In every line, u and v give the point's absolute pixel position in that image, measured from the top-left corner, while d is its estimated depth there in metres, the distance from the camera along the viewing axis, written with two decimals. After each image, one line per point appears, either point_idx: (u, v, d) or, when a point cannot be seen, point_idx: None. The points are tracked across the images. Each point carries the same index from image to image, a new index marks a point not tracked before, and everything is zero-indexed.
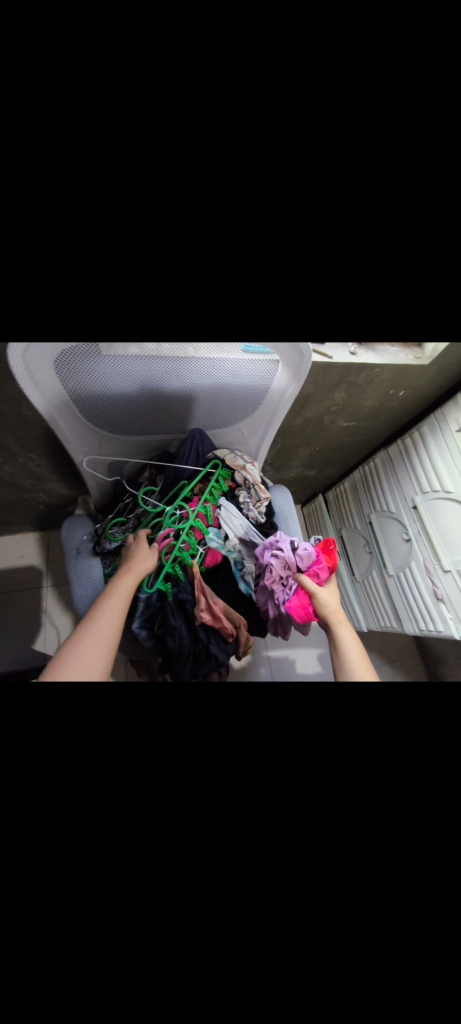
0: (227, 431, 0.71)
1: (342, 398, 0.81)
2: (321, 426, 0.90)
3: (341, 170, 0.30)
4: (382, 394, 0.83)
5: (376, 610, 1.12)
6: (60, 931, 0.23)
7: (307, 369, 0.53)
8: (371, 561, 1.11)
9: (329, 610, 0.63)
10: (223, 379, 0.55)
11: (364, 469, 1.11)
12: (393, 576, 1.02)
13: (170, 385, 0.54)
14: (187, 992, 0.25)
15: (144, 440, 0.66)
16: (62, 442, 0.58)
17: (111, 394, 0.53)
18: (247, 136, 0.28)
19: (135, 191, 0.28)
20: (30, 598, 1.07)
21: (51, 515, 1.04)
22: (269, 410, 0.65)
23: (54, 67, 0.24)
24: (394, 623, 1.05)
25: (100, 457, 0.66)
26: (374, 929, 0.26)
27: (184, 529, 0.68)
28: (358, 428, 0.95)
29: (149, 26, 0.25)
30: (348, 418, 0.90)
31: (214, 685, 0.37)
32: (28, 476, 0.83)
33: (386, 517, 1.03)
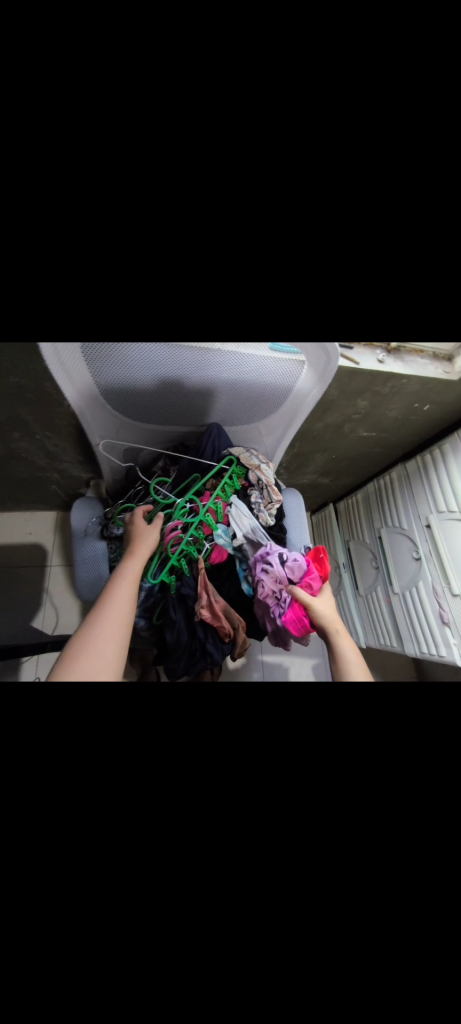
0: (244, 429, 0.71)
1: (365, 406, 0.80)
2: (342, 433, 0.89)
3: (383, 174, 0.29)
4: (408, 406, 0.81)
5: (375, 627, 1.10)
6: (38, 906, 0.25)
7: (333, 371, 0.52)
8: (377, 577, 1.09)
9: (326, 619, 0.62)
10: (247, 376, 0.55)
11: (378, 482, 1.09)
12: (398, 594, 1.00)
13: (194, 378, 0.54)
14: (159, 980, 0.25)
15: (162, 430, 0.67)
16: (82, 423, 0.59)
17: (135, 384, 0.53)
18: (300, 130, 0.27)
19: (170, 186, 0.28)
20: (34, 574, 1.08)
21: (61, 494, 1.06)
22: (291, 411, 0.64)
23: (98, 47, 0.24)
24: (394, 642, 1.03)
25: (117, 442, 0.66)
26: (342, 941, 0.26)
27: (193, 521, 0.69)
28: (377, 438, 0.93)
29: (197, 23, 0.24)
30: (368, 429, 0.89)
31: (203, 695, 0.37)
32: (43, 453, 0.84)
33: (397, 533, 1.01)
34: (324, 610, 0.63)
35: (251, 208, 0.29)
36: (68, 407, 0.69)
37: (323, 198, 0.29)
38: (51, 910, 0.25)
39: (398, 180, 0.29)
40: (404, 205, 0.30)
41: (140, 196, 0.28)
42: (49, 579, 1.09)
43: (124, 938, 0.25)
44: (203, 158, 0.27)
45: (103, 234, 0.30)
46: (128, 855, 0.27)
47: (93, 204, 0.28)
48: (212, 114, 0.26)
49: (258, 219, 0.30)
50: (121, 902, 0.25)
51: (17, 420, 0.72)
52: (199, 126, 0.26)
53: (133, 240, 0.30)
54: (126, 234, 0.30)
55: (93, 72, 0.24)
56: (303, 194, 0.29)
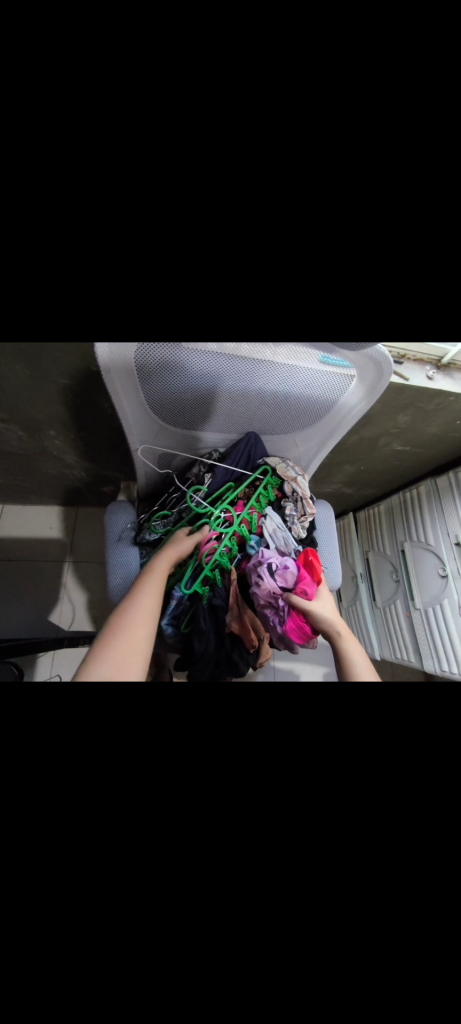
0: (280, 442, 0.68)
1: (405, 421, 0.79)
2: (375, 447, 0.88)
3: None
4: (447, 422, 0.80)
5: (392, 640, 1.10)
6: (96, 912, 0.26)
7: (383, 383, 0.52)
8: (396, 590, 1.08)
9: (324, 617, 0.64)
10: (294, 384, 0.53)
11: (403, 495, 1.07)
12: (420, 610, 1.00)
13: (240, 385, 0.52)
14: (230, 998, 0.25)
15: (198, 438, 0.64)
16: (121, 423, 0.56)
17: (180, 388, 0.52)
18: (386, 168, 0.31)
19: (251, 201, 0.29)
20: (52, 568, 1.09)
21: (83, 492, 1.06)
22: (331, 422, 0.62)
23: (201, 68, 0.25)
24: (411, 657, 1.04)
25: (154, 447, 0.63)
26: (391, 980, 0.26)
27: (227, 531, 0.67)
28: (410, 452, 0.92)
29: (293, 36, 0.25)
30: (403, 443, 0.88)
31: (252, 710, 0.37)
32: (73, 451, 0.85)
33: (422, 548, 1.00)
34: (324, 615, 0.64)
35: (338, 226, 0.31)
36: (105, 407, 0.70)
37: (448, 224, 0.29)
38: (159, 904, 0.26)
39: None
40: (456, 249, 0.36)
41: (221, 211, 0.29)
42: (66, 575, 1.09)
43: (200, 935, 0.26)
44: (286, 171, 0.28)
45: (179, 244, 0.30)
46: (198, 845, 0.29)
47: (174, 215, 0.29)
48: (342, 135, 0.27)
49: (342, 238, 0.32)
50: (215, 914, 0.27)
51: (53, 416, 0.73)
52: (287, 145, 0.27)
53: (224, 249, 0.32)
54: (202, 245, 0.30)
55: (194, 91, 0.25)
56: (378, 209, 0.29)
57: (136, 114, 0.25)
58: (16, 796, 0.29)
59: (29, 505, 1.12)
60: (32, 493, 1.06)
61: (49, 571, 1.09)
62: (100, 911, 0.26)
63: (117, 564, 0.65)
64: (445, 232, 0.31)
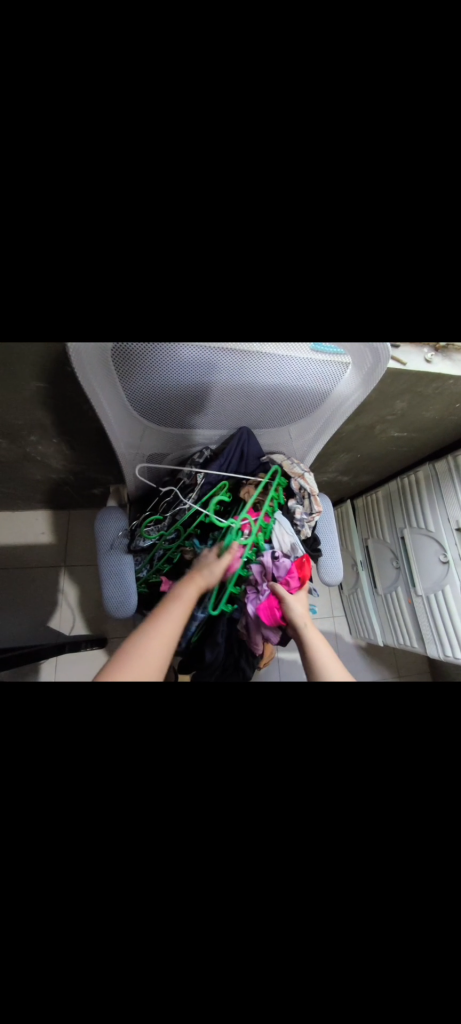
0: (273, 436, 0.66)
1: (402, 407, 0.77)
2: (372, 435, 0.87)
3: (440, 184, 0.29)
4: (445, 406, 0.79)
5: (394, 626, 1.10)
6: (120, 914, 0.26)
7: (382, 370, 0.48)
8: (398, 577, 1.09)
9: (296, 611, 0.66)
10: (285, 378, 0.51)
11: (401, 482, 1.06)
12: (422, 596, 1.01)
13: (229, 381, 0.50)
14: (255, 1005, 0.26)
15: (187, 438, 0.62)
16: (107, 429, 0.53)
17: (166, 389, 0.50)
18: (368, 146, 0.30)
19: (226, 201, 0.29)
20: (48, 574, 1.07)
21: (73, 494, 1.03)
22: (326, 414, 0.60)
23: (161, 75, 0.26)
24: (415, 643, 1.05)
25: (141, 450, 0.61)
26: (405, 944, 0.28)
27: (247, 544, 0.65)
28: (408, 438, 0.91)
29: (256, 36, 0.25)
30: (400, 429, 0.86)
31: (259, 718, 0.39)
32: (58, 454, 0.82)
33: (422, 534, 1.00)
34: (295, 608, 0.67)
35: (317, 207, 0.31)
36: (88, 408, 0.68)
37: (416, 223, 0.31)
38: (183, 903, 0.27)
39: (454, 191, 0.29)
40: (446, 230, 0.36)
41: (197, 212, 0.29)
42: (63, 580, 1.08)
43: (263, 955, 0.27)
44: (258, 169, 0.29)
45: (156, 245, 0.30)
46: (216, 841, 0.31)
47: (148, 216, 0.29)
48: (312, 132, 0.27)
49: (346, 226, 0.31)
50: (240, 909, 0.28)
51: (35, 422, 0.71)
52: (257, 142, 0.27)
53: (207, 251, 0.32)
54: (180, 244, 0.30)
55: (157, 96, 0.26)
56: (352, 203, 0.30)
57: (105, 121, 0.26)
58: (24, 818, 0.29)
59: (19, 511, 1.09)
60: (21, 499, 1.03)
61: (45, 578, 1.07)
62: (124, 911, 0.27)
63: (111, 565, 0.64)
64: (419, 224, 0.32)
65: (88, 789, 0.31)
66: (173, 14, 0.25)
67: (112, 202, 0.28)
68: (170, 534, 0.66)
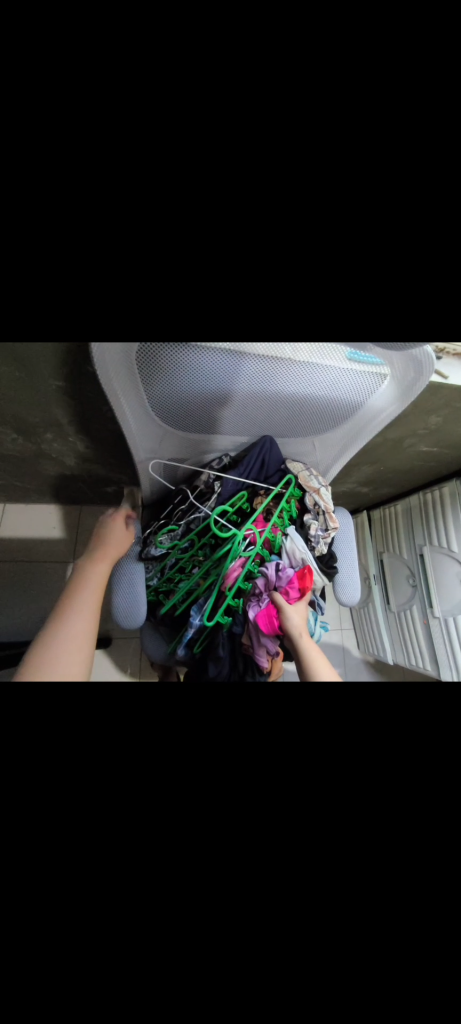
0: (296, 446, 0.63)
1: (437, 421, 0.73)
2: (399, 449, 0.84)
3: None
4: None
5: (406, 645, 1.07)
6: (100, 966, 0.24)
7: (425, 376, 0.46)
8: (413, 595, 1.05)
9: (294, 623, 0.62)
10: (315, 385, 0.49)
11: (424, 497, 1.02)
12: (439, 619, 0.97)
13: (257, 387, 0.48)
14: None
15: (206, 443, 0.60)
16: (126, 435, 0.53)
17: (187, 393, 0.48)
18: (412, 141, 0.28)
19: (258, 197, 0.29)
20: (57, 569, 1.08)
21: (86, 491, 1.03)
22: (356, 426, 0.57)
23: (193, 72, 0.25)
24: (428, 665, 1.02)
25: (159, 456, 0.60)
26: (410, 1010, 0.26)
27: (250, 554, 0.62)
28: (438, 452, 0.87)
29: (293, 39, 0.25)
30: (431, 443, 0.83)
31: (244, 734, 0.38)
32: (72, 453, 0.82)
33: (443, 554, 0.96)
34: (292, 616, 0.63)
35: (365, 229, 0.30)
36: (105, 409, 0.66)
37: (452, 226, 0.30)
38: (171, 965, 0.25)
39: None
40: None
41: (227, 205, 0.29)
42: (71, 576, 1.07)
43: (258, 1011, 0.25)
44: (293, 166, 0.28)
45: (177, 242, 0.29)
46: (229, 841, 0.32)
47: (170, 208, 0.28)
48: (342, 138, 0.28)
49: (376, 229, 0.30)
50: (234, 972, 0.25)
51: (51, 420, 0.70)
52: (288, 141, 0.27)
53: (238, 249, 0.30)
54: (208, 239, 0.30)
55: (186, 92, 0.26)
56: (382, 202, 0.29)
57: (138, 113, 0.26)
58: None
59: (27, 505, 1.09)
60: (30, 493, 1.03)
61: (53, 573, 1.07)
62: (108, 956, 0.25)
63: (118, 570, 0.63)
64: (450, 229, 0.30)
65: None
66: (210, 9, 0.25)
67: (158, 220, 0.29)
68: (184, 543, 0.63)
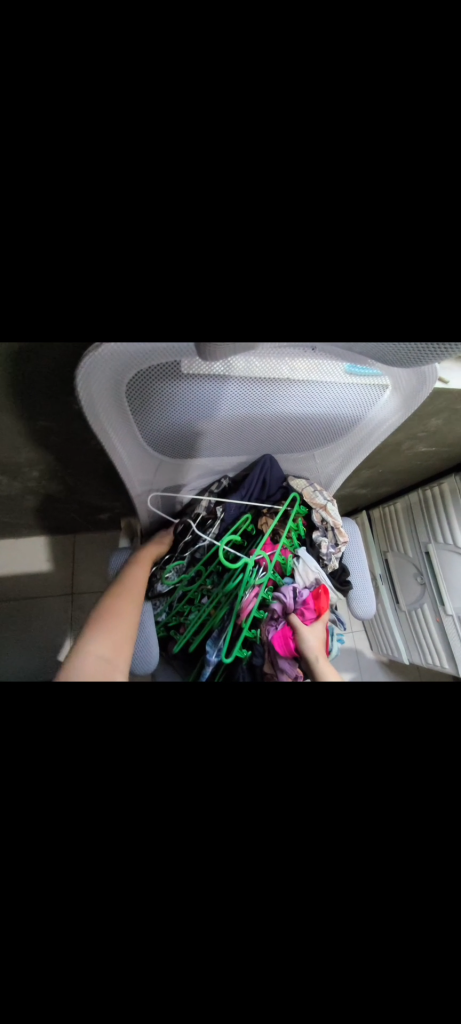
0: (297, 461, 0.62)
1: (434, 423, 0.74)
2: (398, 452, 0.84)
3: (418, 208, 0.32)
4: None
5: (420, 645, 1.06)
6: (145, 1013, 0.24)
7: (425, 392, 0.44)
8: (423, 594, 1.04)
9: (310, 643, 0.63)
10: (314, 400, 0.47)
11: (423, 494, 1.02)
12: (452, 617, 0.95)
13: (254, 405, 0.46)
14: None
15: (205, 466, 0.58)
16: (119, 469, 0.50)
17: (182, 419, 0.46)
18: (358, 161, 0.30)
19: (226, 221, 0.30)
20: (57, 604, 1.04)
21: (79, 521, 1.00)
22: (357, 438, 0.56)
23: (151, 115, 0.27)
24: (445, 662, 1.00)
25: (155, 485, 0.58)
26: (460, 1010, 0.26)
27: (262, 581, 0.63)
28: (434, 451, 0.88)
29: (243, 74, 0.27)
30: (428, 444, 0.83)
31: (275, 770, 0.37)
32: (61, 486, 0.80)
33: (450, 551, 0.95)
34: (308, 638, 0.64)
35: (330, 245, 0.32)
36: (93, 439, 0.65)
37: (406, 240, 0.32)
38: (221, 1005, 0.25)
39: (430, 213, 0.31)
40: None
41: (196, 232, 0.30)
42: (72, 609, 1.04)
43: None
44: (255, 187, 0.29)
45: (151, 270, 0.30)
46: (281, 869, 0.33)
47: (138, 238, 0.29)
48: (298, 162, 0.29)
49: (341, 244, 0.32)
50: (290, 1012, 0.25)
51: (37, 456, 0.68)
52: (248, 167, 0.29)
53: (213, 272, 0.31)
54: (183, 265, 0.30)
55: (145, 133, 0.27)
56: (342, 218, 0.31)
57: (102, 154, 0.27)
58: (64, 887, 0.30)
59: (17, 541, 1.04)
60: (18, 528, 0.98)
61: (53, 608, 1.04)
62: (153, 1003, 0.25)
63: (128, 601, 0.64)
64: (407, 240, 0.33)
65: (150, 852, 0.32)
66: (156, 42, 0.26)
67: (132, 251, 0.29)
68: (190, 575, 0.63)
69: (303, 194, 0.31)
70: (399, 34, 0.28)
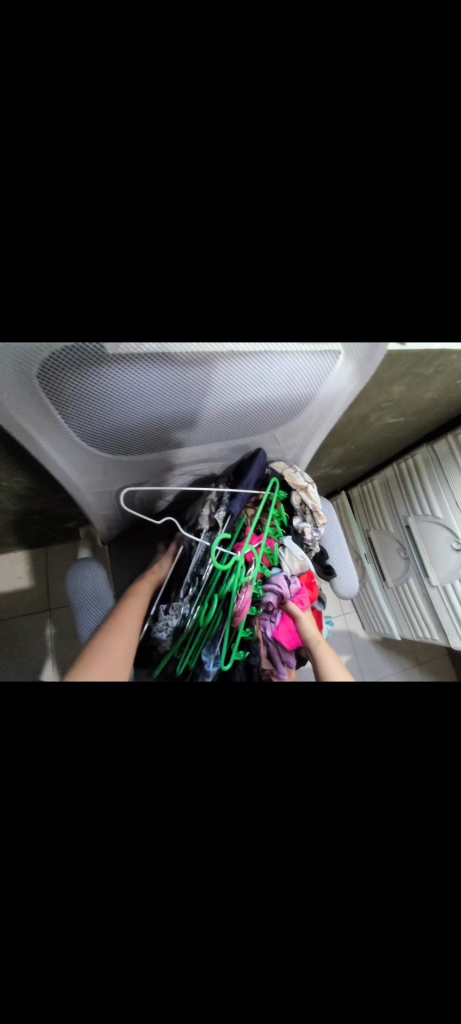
0: (261, 443, 0.58)
1: (398, 392, 0.73)
2: (366, 426, 0.83)
3: (325, 175, 0.33)
4: (445, 384, 0.75)
5: (410, 619, 1.07)
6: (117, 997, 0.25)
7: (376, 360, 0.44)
8: (408, 568, 1.04)
9: (313, 634, 0.65)
10: (263, 385, 0.44)
11: (399, 467, 1.02)
12: (436, 587, 0.96)
13: (200, 399, 0.43)
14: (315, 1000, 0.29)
15: (158, 461, 0.52)
16: (52, 466, 0.46)
17: (121, 417, 0.42)
18: (263, 136, 0.31)
19: (139, 198, 0.31)
20: (33, 622, 1.00)
21: (45, 532, 0.95)
22: (315, 415, 0.54)
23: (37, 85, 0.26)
24: (435, 634, 1.01)
25: (105, 484, 0.54)
26: (406, 917, 0.30)
27: (253, 579, 0.58)
28: (404, 422, 0.87)
29: (133, 37, 0.27)
30: (395, 415, 0.82)
31: (255, 761, 0.37)
32: (17, 499, 0.75)
33: (429, 521, 0.95)
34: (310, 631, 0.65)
35: (243, 225, 0.33)
36: None
37: (322, 210, 0.34)
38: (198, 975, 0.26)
39: (336, 184, 0.33)
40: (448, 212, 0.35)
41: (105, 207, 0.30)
42: (50, 627, 1.00)
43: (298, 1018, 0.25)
44: (161, 164, 0.30)
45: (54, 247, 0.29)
46: (276, 856, 0.32)
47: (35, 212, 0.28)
48: (201, 135, 0.30)
49: (254, 224, 0.33)
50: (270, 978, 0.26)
51: None
52: (152, 139, 0.29)
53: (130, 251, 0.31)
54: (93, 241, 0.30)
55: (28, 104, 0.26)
56: (252, 196, 0.32)
57: None
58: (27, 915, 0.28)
59: None
60: None
61: (29, 628, 0.99)
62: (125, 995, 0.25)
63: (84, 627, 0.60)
64: (325, 209, 0.34)
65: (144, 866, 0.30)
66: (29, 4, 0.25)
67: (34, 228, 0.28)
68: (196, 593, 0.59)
69: (217, 182, 0.32)
70: (285, 2, 0.29)
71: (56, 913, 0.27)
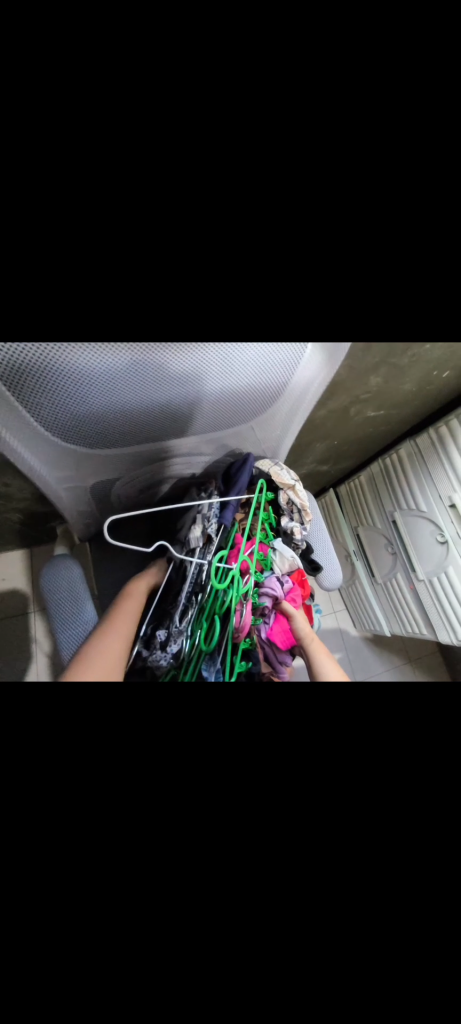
0: (239, 437, 0.57)
1: (376, 384, 0.74)
2: (347, 419, 0.84)
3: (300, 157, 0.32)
4: (422, 376, 0.76)
5: (399, 615, 1.07)
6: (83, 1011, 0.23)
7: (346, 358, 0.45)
8: (395, 564, 1.05)
9: (307, 632, 0.64)
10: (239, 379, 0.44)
11: (384, 463, 1.03)
12: (423, 582, 0.96)
13: (175, 394, 0.43)
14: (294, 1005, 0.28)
15: (132, 455, 0.51)
16: (23, 464, 0.44)
17: (95, 413, 0.41)
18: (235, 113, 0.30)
19: (107, 185, 0.30)
20: (17, 624, 0.97)
21: (29, 532, 0.94)
22: (290, 408, 0.54)
23: None
24: (424, 629, 1.01)
25: (78, 479, 0.53)
26: (396, 921, 0.29)
27: (250, 590, 0.57)
28: (385, 418, 0.89)
29: (98, 18, 0.26)
30: (375, 410, 0.84)
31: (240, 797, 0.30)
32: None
33: (414, 517, 0.95)
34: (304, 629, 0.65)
35: (215, 212, 0.33)
36: None
37: (294, 197, 0.33)
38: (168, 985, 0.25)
39: (310, 171, 0.32)
40: (422, 182, 0.34)
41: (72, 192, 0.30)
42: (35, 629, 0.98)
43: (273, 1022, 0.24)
44: (128, 150, 0.29)
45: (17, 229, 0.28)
46: (256, 858, 0.30)
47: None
48: (170, 120, 0.29)
49: (226, 212, 0.33)
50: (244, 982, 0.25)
51: None
52: (120, 126, 0.29)
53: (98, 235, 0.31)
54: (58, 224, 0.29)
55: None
56: (223, 181, 0.32)
57: None
58: None
59: None
60: None
61: (11, 630, 0.96)
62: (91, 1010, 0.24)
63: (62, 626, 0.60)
64: (298, 196, 0.33)
65: (110, 879, 0.27)
66: None
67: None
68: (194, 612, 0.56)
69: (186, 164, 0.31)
70: None
71: (18, 941, 0.25)
